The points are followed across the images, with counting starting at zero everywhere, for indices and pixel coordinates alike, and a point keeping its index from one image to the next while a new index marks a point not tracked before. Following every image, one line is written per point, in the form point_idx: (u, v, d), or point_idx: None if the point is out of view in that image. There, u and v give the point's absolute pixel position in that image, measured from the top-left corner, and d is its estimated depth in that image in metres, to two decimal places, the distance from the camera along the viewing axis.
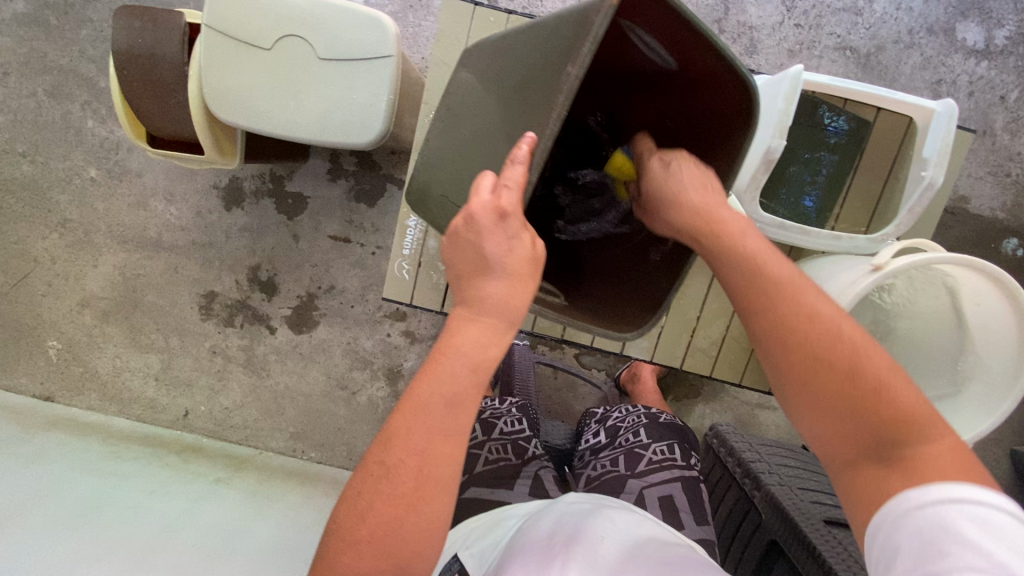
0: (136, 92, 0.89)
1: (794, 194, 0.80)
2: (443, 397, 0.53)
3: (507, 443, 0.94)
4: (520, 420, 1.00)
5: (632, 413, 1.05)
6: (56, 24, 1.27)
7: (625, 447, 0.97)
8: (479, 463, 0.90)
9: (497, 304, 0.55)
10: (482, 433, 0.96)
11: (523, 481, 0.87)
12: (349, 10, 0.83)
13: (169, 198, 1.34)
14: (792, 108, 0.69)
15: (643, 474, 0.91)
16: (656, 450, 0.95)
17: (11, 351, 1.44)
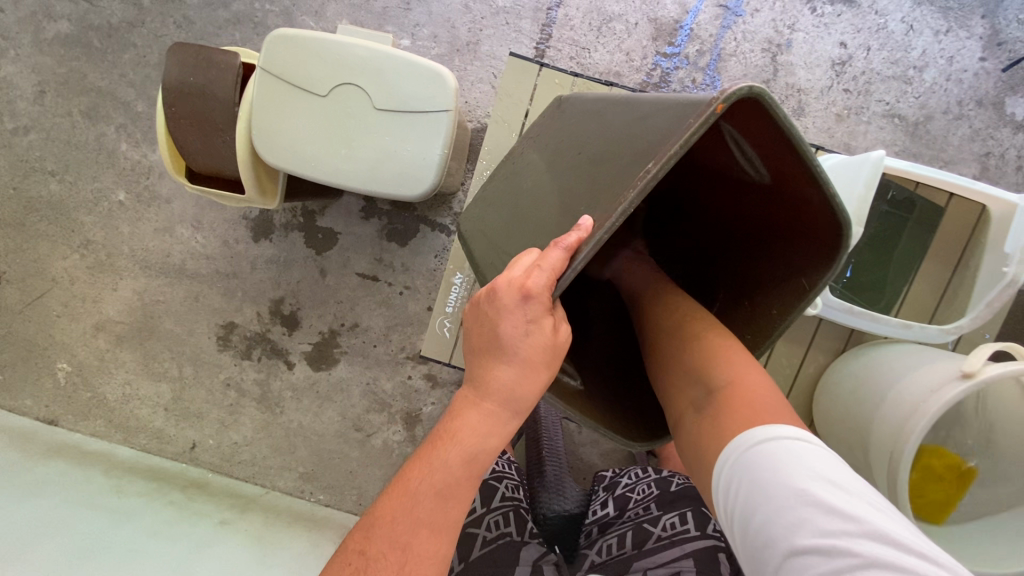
0: (181, 127, 0.87)
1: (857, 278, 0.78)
2: (433, 486, 0.55)
3: (508, 514, 0.88)
4: (519, 488, 0.97)
5: (642, 480, 1.01)
6: (98, 46, 1.26)
7: (633, 522, 0.90)
8: (477, 545, 0.84)
9: (503, 390, 0.56)
10: (482, 505, 0.89)
11: (522, 569, 0.80)
12: (408, 62, 0.81)
13: (197, 225, 1.32)
14: (871, 195, 0.68)
15: (651, 551, 0.83)
16: (666, 525, 0.87)
17: (19, 371, 1.40)
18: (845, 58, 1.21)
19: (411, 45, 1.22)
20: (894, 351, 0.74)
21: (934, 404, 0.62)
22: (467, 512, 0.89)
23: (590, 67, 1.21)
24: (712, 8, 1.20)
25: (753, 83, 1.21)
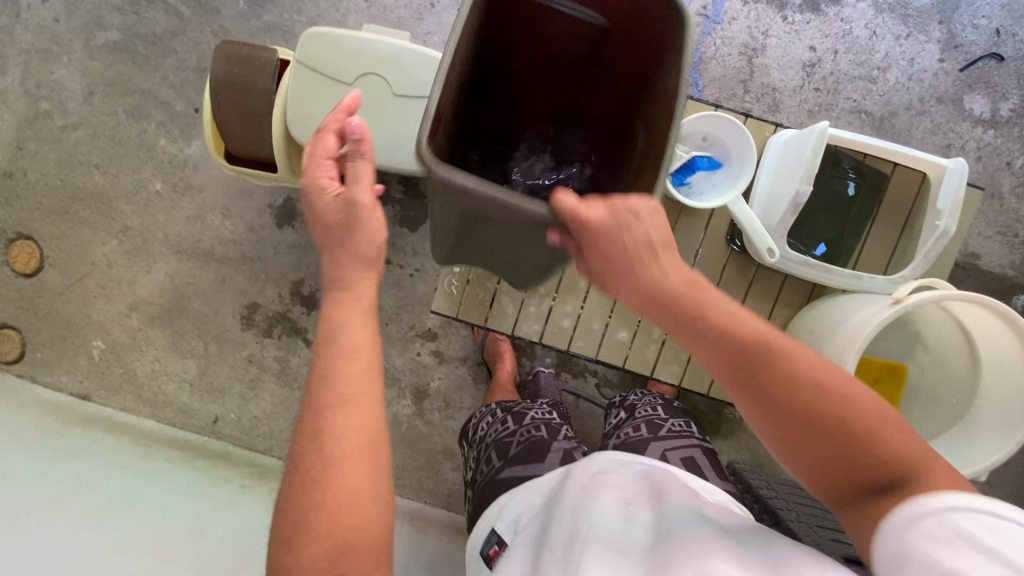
0: (225, 113, 1.00)
1: (815, 238, 0.89)
2: (325, 365, 0.63)
3: (539, 424, 0.97)
4: (550, 412, 1.04)
5: (647, 396, 1.09)
6: (143, 53, 1.40)
7: (645, 417, 0.99)
8: (514, 445, 0.92)
9: (356, 273, 0.68)
10: (513, 421, 0.98)
11: (554, 455, 0.89)
12: (423, 54, 0.93)
13: (225, 213, 1.44)
14: (818, 159, 0.77)
15: (665, 438, 0.94)
16: (674, 423, 0.98)
17: (57, 348, 1.51)
18: (814, 60, 1.34)
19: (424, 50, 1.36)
20: (842, 299, 0.85)
21: (870, 328, 0.74)
22: (502, 428, 0.97)
23: None
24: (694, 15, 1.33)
25: (732, 83, 1.34)
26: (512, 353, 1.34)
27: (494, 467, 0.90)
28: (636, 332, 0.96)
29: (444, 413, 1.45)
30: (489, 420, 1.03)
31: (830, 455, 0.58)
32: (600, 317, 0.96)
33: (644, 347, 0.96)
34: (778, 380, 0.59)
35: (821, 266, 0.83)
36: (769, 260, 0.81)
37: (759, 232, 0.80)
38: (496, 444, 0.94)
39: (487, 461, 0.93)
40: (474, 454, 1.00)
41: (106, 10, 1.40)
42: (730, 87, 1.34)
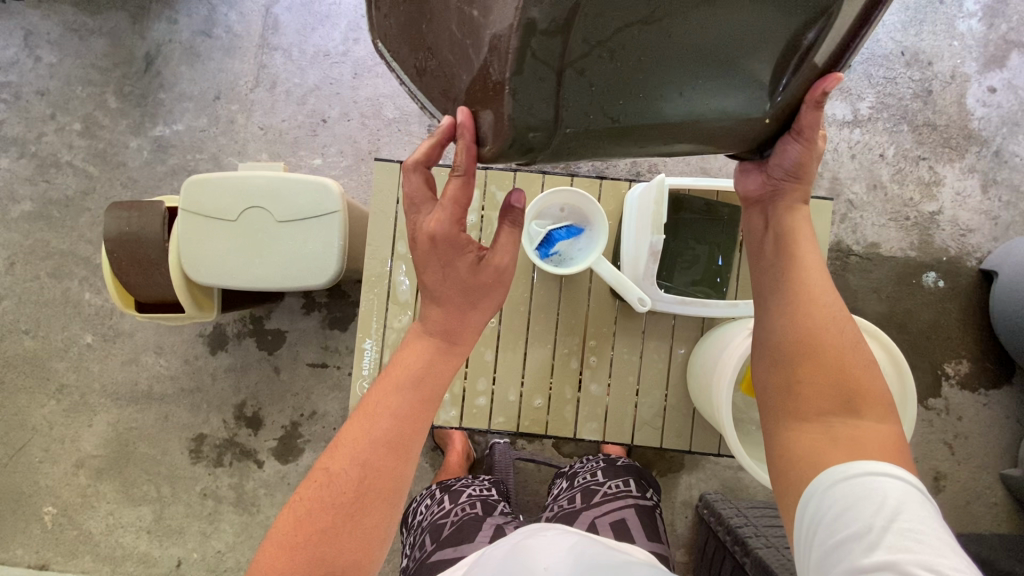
0: (123, 268, 1.04)
1: (688, 276, 0.94)
2: (393, 406, 0.65)
3: (474, 502, 1.02)
4: (490, 489, 1.09)
5: (591, 461, 1.13)
6: (59, 216, 1.46)
7: (581, 486, 1.05)
8: (447, 527, 0.96)
9: (451, 325, 0.68)
10: (449, 502, 1.03)
11: (485, 531, 0.93)
12: (299, 179, 0.99)
13: (159, 350, 1.46)
14: (663, 208, 0.83)
15: (598, 505, 0.99)
16: (610, 485, 1.03)
17: (8, 523, 1.47)
18: None
19: (323, 161, 1.44)
20: (722, 327, 0.91)
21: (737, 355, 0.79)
22: (439, 510, 1.02)
23: None
24: None
25: None
26: (460, 432, 1.34)
27: (426, 550, 0.94)
28: (550, 396, 0.97)
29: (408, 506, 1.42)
30: (429, 503, 1.08)
31: (831, 387, 0.65)
32: (513, 388, 0.97)
33: (561, 409, 0.97)
34: (831, 320, 0.69)
35: (693, 301, 0.88)
36: (643, 309, 0.86)
37: (627, 286, 0.85)
38: (432, 528, 0.99)
39: (421, 545, 0.96)
40: (412, 538, 1.03)
41: (18, 183, 1.46)
42: None
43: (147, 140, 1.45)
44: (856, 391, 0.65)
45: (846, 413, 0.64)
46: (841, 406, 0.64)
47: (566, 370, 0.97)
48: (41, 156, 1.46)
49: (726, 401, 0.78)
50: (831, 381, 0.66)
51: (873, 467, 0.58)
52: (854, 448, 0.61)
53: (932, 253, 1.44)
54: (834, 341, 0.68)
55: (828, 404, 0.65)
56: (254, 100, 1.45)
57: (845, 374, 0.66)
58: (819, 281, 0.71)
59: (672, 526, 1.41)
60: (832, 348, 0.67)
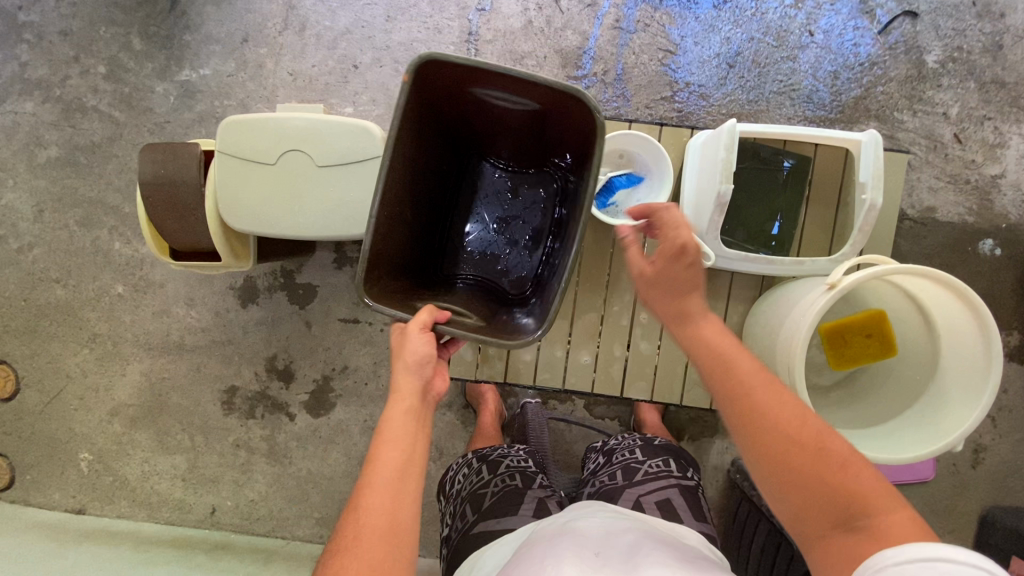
0: (159, 213, 1.01)
1: (751, 232, 0.88)
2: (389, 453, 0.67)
3: (513, 473, 1.00)
4: (527, 460, 1.07)
5: (628, 437, 1.11)
6: (85, 162, 1.42)
7: (622, 462, 1.02)
8: (487, 498, 0.95)
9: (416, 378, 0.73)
10: (487, 473, 1.01)
11: (527, 505, 0.92)
12: (340, 123, 0.95)
13: (189, 302, 1.45)
14: (734, 156, 0.78)
15: (641, 483, 0.96)
16: (652, 464, 1.01)
17: (46, 467, 1.50)
18: (732, 52, 1.37)
19: (354, 111, 1.38)
20: (785, 288, 0.86)
21: (810, 318, 0.73)
22: (477, 480, 1.00)
23: None
24: (609, 30, 1.37)
25: (658, 88, 1.37)
26: (493, 391, 1.32)
27: (467, 522, 0.93)
28: (598, 354, 0.95)
29: (439, 462, 1.43)
30: (466, 472, 1.06)
31: (823, 490, 0.61)
32: (559, 345, 0.95)
33: (609, 367, 0.95)
34: (784, 423, 0.66)
35: (757, 258, 0.84)
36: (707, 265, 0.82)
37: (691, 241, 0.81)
38: (470, 497, 0.97)
39: (461, 516, 0.95)
40: (450, 508, 1.02)
41: (43, 129, 1.43)
42: (657, 92, 1.37)
43: (173, 85, 1.40)
44: (850, 486, 0.61)
45: (860, 515, 0.59)
46: (844, 507, 0.60)
47: (616, 327, 0.94)
48: (65, 101, 1.42)
49: (799, 368, 0.73)
50: (820, 484, 0.62)
51: (906, 554, 0.53)
52: (877, 546, 0.56)
53: (991, 219, 1.37)
54: (806, 442, 0.64)
55: (831, 508, 0.61)
56: (283, 44, 1.38)
57: (840, 473, 0.62)
58: (768, 391, 0.67)
59: (703, 490, 1.40)
60: (803, 452, 0.64)
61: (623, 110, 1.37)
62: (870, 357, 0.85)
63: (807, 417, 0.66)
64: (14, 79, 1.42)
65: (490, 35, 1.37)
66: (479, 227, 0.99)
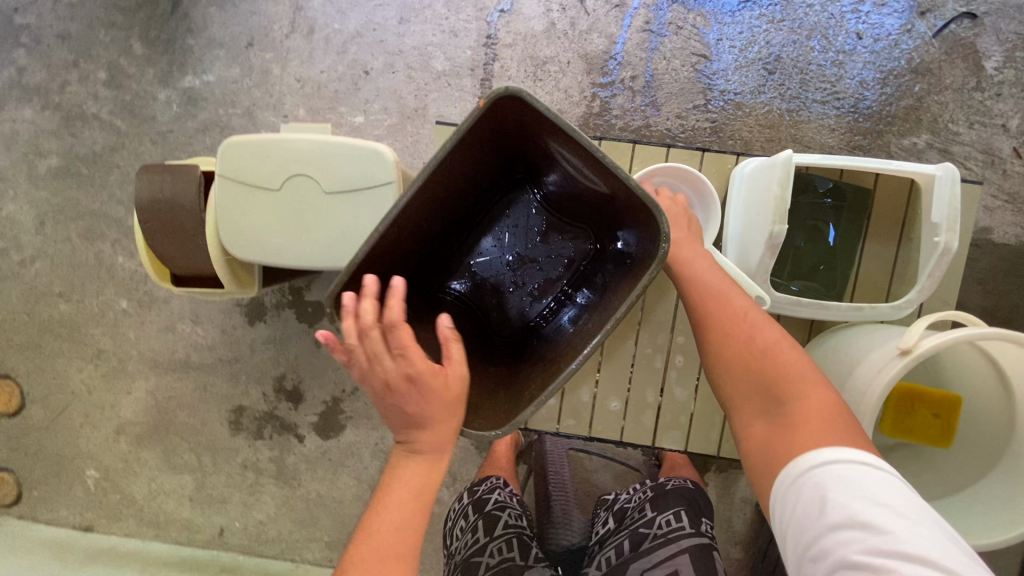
0: (159, 240, 0.95)
1: (801, 271, 0.80)
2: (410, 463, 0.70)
3: (510, 538, 0.97)
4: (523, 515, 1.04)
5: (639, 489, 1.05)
6: (87, 173, 1.36)
7: (630, 528, 0.96)
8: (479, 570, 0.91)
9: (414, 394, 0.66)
10: (484, 535, 0.98)
11: None
12: (349, 144, 0.87)
13: (195, 320, 1.39)
14: (788, 192, 0.71)
15: (647, 553, 0.90)
16: (662, 523, 0.93)
17: (52, 484, 1.47)
18: (771, 57, 1.27)
19: (366, 120, 1.30)
20: (845, 336, 0.78)
21: (879, 386, 0.65)
22: (471, 543, 0.98)
23: None
24: (638, 32, 1.27)
25: (691, 95, 1.27)
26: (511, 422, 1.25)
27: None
28: (629, 400, 0.88)
29: (452, 488, 1.37)
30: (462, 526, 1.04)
31: (758, 390, 0.68)
32: (586, 390, 0.89)
33: (640, 414, 0.89)
34: (738, 333, 0.71)
35: (811, 303, 0.76)
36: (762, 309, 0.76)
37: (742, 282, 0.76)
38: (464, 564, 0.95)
39: None
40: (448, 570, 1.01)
41: (43, 137, 1.37)
42: (689, 100, 1.27)
43: (176, 92, 1.33)
44: (782, 384, 0.66)
45: (793, 417, 0.64)
46: (778, 405, 0.66)
47: (648, 371, 0.88)
48: (65, 108, 1.36)
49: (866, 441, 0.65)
50: (761, 392, 0.68)
51: (822, 456, 0.58)
52: (793, 432, 0.63)
53: None
54: (753, 350, 0.69)
55: (763, 402, 0.67)
56: (290, 48, 1.31)
57: (778, 382, 0.67)
58: (726, 303, 0.73)
59: (730, 523, 1.33)
60: (751, 361, 0.69)
61: (652, 119, 1.28)
62: (926, 434, 0.84)
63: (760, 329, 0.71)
64: (13, 85, 1.36)
65: (510, 39, 1.28)
66: (495, 249, 0.91)
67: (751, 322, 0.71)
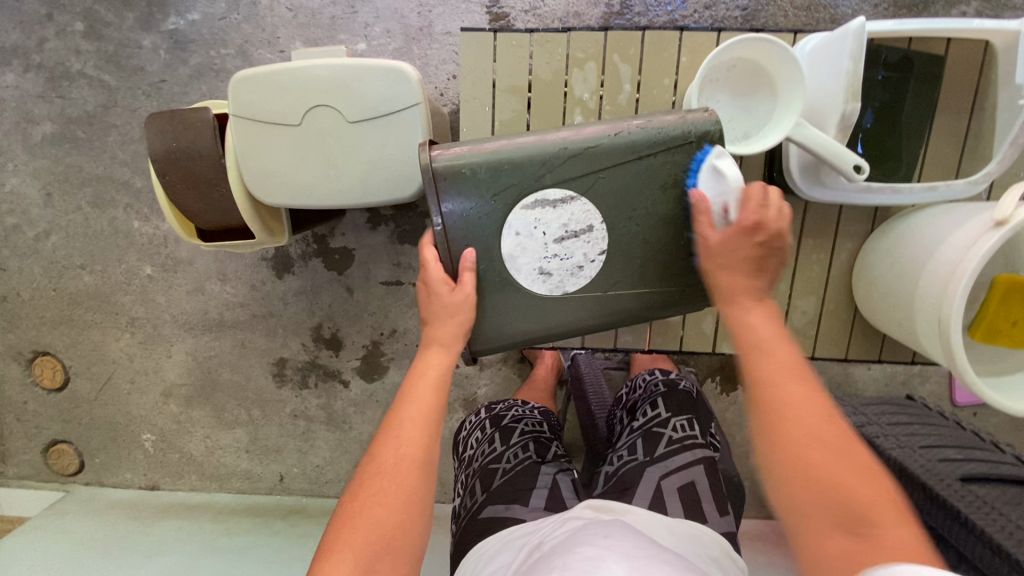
0: (180, 192, 0.90)
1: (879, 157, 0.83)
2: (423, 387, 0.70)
3: (527, 443, 0.98)
4: (540, 423, 1.08)
5: (649, 385, 1.09)
6: (84, 136, 1.30)
7: (643, 430, 0.96)
8: (498, 477, 0.91)
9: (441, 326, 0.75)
10: (500, 443, 0.98)
11: (540, 492, 0.86)
12: (367, 66, 0.81)
13: (223, 278, 1.37)
14: (860, 66, 0.74)
15: (664, 458, 0.89)
16: (676, 428, 0.95)
17: (112, 450, 1.52)
18: None
19: (368, 47, 1.21)
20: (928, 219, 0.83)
21: (977, 258, 0.70)
22: (489, 452, 0.98)
23: (549, 15, 1.18)
24: None
25: None
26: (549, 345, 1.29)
27: (476, 501, 0.89)
28: None
29: None
30: (481, 434, 1.06)
31: (817, 499, 0.58)
32: None
33: None
34: (796, 424, 0.62)
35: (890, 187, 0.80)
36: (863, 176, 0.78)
37: (841, 151, 0.76)
38: (482, 472, 0.94)
39: (472, 492, 0.92)
40: (464, 476, 1.02)
41: (30, 102, 1.29)
42: None
43: (161, 36, 1.23)
44: (845, 497, 0.57)
45: (842, 532, 0.55)
46: (834, 511, 0.57)
47: None
48: (48, 67, 1.27)
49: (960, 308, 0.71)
50: (829, 504, 0.57)
51: None
52: (881, 554, 0.52)
53: None
54: (814, 451, 0.60)
55: (834, 512, 0.57)
56: None
57: (848, 494, 0.57)
58: (796, 400, 0.63)
59: None
60: (838, 462, 0.59)
61: (678, 13, 1.18)
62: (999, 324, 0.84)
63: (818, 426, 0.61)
64: None
65: None
66: None
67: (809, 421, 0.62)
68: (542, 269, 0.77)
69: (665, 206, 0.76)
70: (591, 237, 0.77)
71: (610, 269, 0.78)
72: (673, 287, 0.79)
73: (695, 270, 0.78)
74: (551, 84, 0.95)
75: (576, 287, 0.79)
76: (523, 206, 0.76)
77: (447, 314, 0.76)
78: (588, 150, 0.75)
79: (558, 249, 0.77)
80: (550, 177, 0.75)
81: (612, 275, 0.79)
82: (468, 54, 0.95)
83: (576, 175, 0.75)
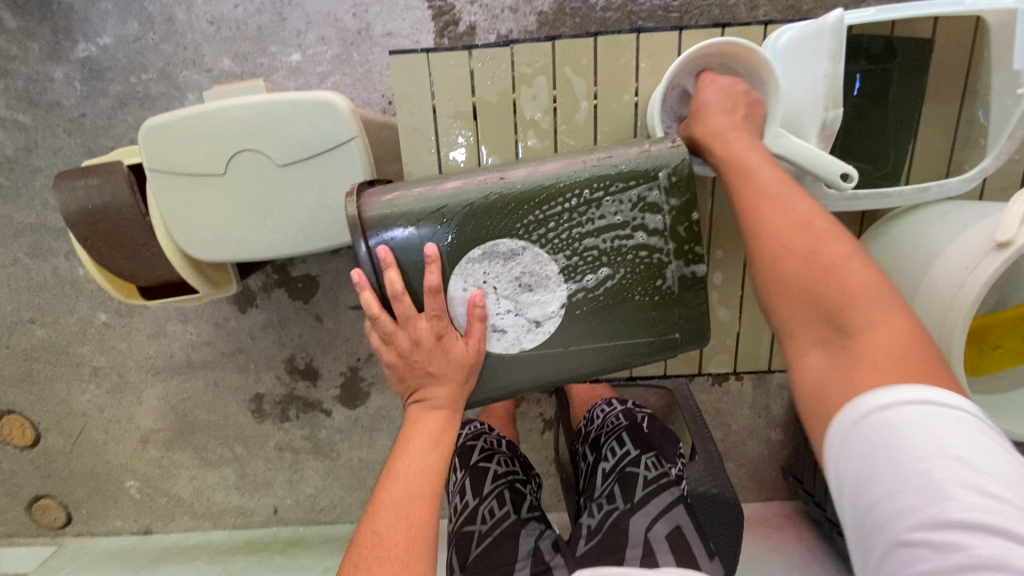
0: (108, 256, 0.82)
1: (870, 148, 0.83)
2: (419, 445, 0.68)
3: (500, 495, 0.98)
4: (512, 462, 1.07)
5: (613, 414, 1.10)
6: (9, 184, 1.19)
7: (618, 471, 0.98)
8: (474, 545, 0.92)
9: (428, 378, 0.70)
10: (472, 499, 0.99)
11: (523, 562, 0.87)
12: (290, 101, 0.72)
13: (183, 318, 1.30)
14: (839, 70, 0.74)
15: (643, 505, 0.91)
16: (648, 466, 0.97)
17: (97, 500, 1.47)
18: None
19: (303, 57, 1.10)
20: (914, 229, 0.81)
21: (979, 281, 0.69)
22: (464, 511, 0.98)
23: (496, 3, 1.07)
24: None
25: None
26: None
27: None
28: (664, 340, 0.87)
29: None
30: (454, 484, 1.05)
31: (812, 310, 0.59)
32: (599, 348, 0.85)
33: None
34: (781, 260, 0.63)
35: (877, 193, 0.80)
36: (848, 184, 0.76)
37: (827, 162, 0.75)
38: (458, 537, 0.95)
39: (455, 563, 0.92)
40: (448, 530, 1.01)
41: None
42: None
43: (74, 66, 1.12)
44: (834, 281, 0.59)
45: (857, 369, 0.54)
46: (836, 340, 0.57)
47: None
48: None
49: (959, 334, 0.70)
50: (888, 352, 0.53)
51: (892, 392, 0.49)
52: (857, 371, 0.53)
53: None
54: (790, 290, 0.62)
55: (813, 313, 0.59)
56: None
57: (840, 331, 0.57)
58: (800, 244, 0.63)
59: (768, 410, 1.30)
60: (806, 315, 0.60)
61: None
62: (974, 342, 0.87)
63: (824, 242, 0.62)
64: None
65: None
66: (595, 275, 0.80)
67: (820, 255, 0.61)
68: (497, 327, 0.72)
69: (618, 247, 0.71)
70: (548, 291, 0.71)
71: (568, 324, 0.72)
72: (642, 339, 0.73)
73: (665, 318, 0.73)
74: (498, 105, 0.87)
75: (535, 345, 0.73)
76: (470, 257, 0.70)
77: (418, 359, 0.69)
78: (533, 193, 0.69)
79: (514, 304, 0.72)
80: (496, 224, 0.69)
81: (568, 331, 0.73)
82: (400, 81, 0.85)
83: (523, 220, 0.69)
